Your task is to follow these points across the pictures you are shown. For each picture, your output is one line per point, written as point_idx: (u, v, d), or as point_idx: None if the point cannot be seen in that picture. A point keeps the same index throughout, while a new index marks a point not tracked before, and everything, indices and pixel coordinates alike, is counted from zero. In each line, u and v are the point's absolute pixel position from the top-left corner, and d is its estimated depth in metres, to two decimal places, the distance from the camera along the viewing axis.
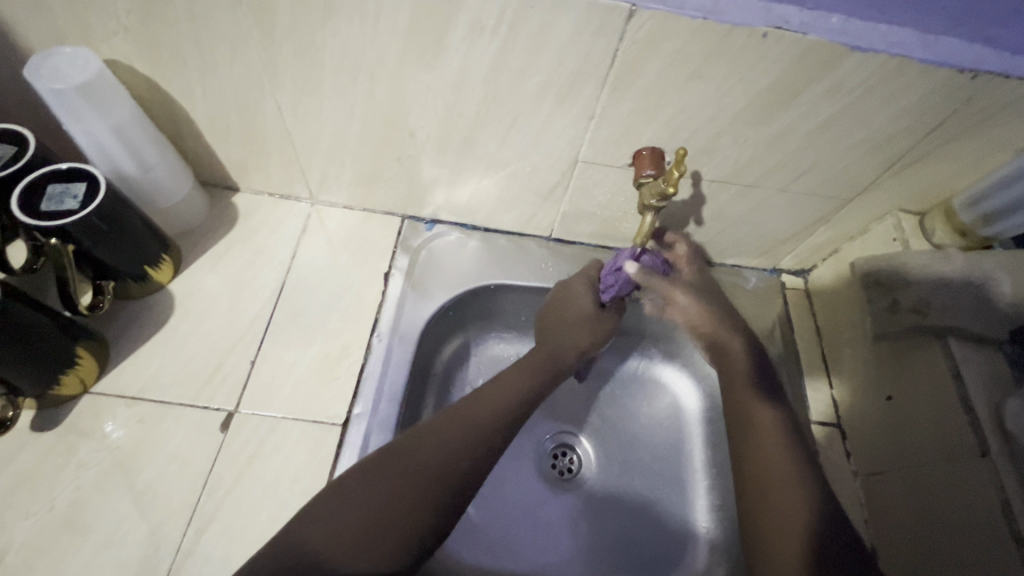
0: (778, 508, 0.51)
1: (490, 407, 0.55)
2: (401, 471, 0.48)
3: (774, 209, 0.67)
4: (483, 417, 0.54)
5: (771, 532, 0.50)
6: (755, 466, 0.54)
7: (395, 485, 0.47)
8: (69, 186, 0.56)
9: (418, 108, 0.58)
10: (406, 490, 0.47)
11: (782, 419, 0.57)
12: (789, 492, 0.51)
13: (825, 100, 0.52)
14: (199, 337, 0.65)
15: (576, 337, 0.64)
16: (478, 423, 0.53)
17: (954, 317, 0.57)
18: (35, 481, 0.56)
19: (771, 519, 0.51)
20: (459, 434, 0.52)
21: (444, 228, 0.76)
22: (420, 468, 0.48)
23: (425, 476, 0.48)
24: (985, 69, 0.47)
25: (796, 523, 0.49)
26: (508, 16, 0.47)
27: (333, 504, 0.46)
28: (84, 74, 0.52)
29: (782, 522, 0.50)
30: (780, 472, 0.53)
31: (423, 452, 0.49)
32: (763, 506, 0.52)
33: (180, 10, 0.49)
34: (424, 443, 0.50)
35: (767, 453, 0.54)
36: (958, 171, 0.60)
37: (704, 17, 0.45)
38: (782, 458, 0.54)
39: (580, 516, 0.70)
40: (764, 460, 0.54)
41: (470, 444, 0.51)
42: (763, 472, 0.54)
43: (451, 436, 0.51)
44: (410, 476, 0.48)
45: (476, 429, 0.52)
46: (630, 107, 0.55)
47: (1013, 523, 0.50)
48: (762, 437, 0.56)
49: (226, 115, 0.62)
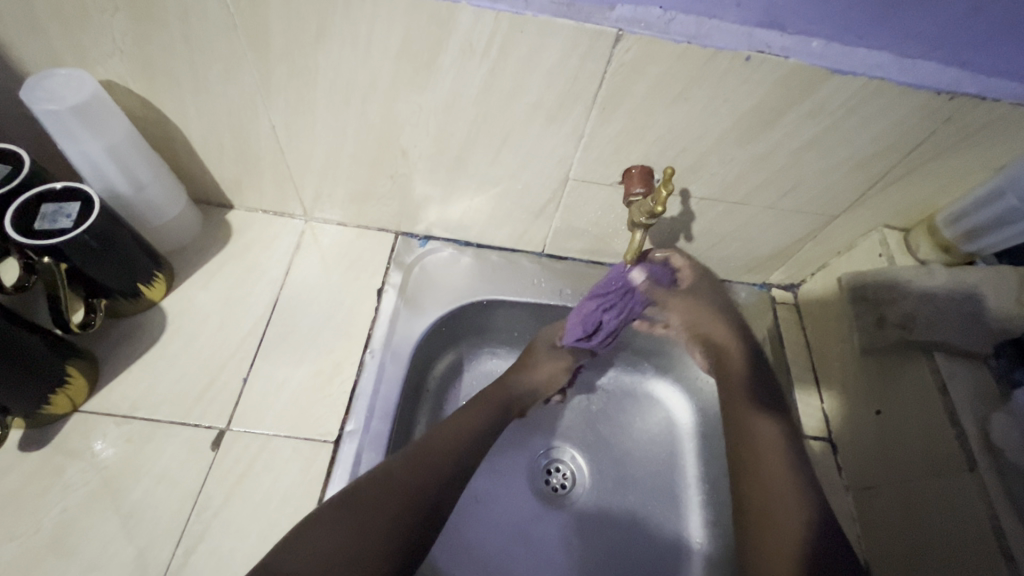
0: (783, 520, 0.55)
1: (453, 440, 0.57)
2: (373, 506, 0.49)
3: (762, 225, 0.69)
4: (439, 441, 0.56)
5: (771, 539, 0.54)
6: (761, 480, 0.58)
7: (361, 521, 0.48)
8: (63, 206, 0.56)
9: (411, 128, 0.59)
10: (370, 523, 0.48)
11: (784, 436, 0.60)
12: (790, 503, 0.55)
13: (808, 120, 0.53)
14: (191, 355, 0.65)
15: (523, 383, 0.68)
16: (439, 442, 0.56)
17: (939, 332, 0.58)
18: (21, 502, 0.56)
19: (769, 532, 0.55)
20: (424, 464, 0.53)
21: (437, 244, 0.76)
22: (383, 490, 0.50)
23: (389, 506, 0.50)
24: (962, 91, 0.48)
25: (791, 522, 0.54)
26: (497, 40, 0.48)
27: (303, 536, 0.47)
28: (79, 96, 0.52)
29: (787, 534, 0.54)
30: (785, 487, 0.56)
31: (382, 483, 0.51)
32: (766, 517, 0.56)
33: (176, 33, 0.50)
34: (392, 470, 0.52)
35: (774, 471, 0.58)
36: (940, 188, 0.61)
37: (689, 41, 0.46)
38: (787, 476, 0.57)
39: (574, 533, 0.69)
40: (765, 465, 0.58)
41: (431, 472, 0.53)
42: (770, 489, 0.57)
43: (419, 458, 0.54)
44: (373, 509, 0.49)
45: (438, 460, 0.54)
46: (617, 127, 0.56)
47: (1002, 538, 0.50)
48: (767, 452, 0.59)
49: (221, 135, 0.62)
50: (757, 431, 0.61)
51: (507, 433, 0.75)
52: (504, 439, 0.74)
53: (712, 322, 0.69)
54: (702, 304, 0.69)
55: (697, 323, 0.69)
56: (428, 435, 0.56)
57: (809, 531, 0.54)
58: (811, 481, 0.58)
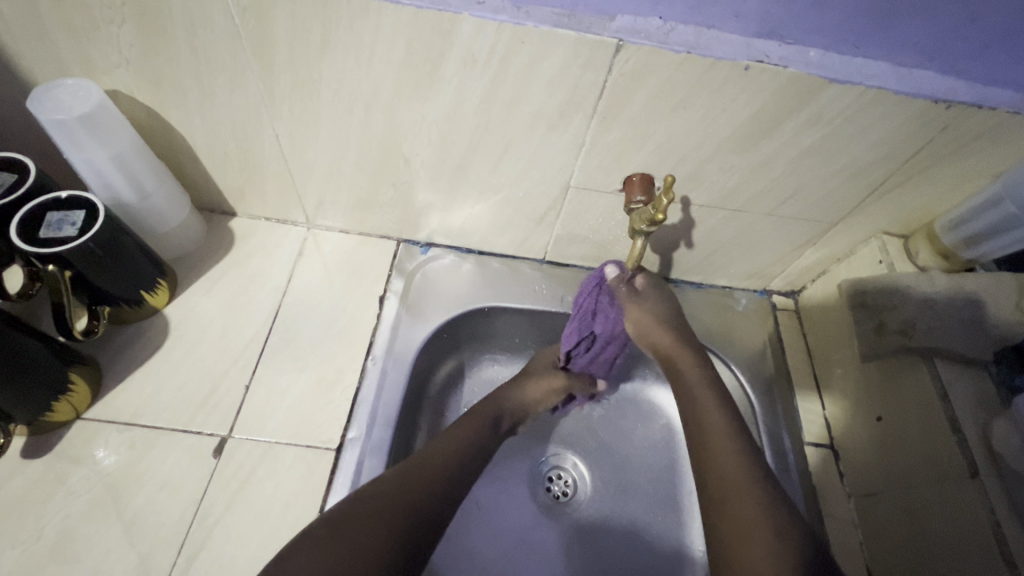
0: (744, 516, 0.49)
1: (454, 456, 0.56)
2: (362, 524, 0.47)
3: (761, 233, 0.69)
4: (442, 453, 0.56)
5: (735, 539, 0.48)
6: (716, 476, 0.53)
7: (355, 537, 0.46)
8: (68, 214, 0.57)
9: (413, 137, 0.59)
10: (361, 542, 0.45)
11: (733, 425, 0.56)
12: (747, 496, 0.50)
13: (807, 129, 0.54)
14: (194, 362, 0.65)
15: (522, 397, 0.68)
16: (442, 448, 0.57)
17: (940, 338, 0.58)
18: (23, 510, 0.56)
19: (731, 528, 0.49)
20: (428, 466, 0.54)
21: (438, 252, 0.77)
22: (384, 494, 0.49)
23: (384, 520, 0.47)
24: (958, 100, 0.49)
25: (761, 531, 0.47)
26: (499, 50, 0.49)
27: (301, 543, 0.45)
28: (86, 106, 0.53)
29: (748, 533, 0.48)
30: (740, 479, 0.52)
31: (379, 495, 0.49)
32: (724, 515, 0.50)
33: (182, 43, 0.51)
34: (388, 489, 0.50)
35: (728, 464, 0.53)
36: (938, 196, 0.61)
37: (688, 51, 0.47)
38: (742, 468, 0.52)
39: (575, 541, 0.69)
40: (727, 469, 0.53)
41: (434, 476, 0.53)
42: (736, 498, 0.50)
43: (426, 464, 0.54)
44: (361, 526, 0.46)
45: (434, 473, 0.53)
46: (617, 136, 0.56)
47: (1004, 545, 0.50)
48: (721, 446, 0.54)
49: (224, 143, 0.63)
50: (709, 424, 0.56)
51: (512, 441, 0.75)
52: (507, 447, 0.74)
53: (669, 339, 0.63)
54: (658, 317, 0.64)
55: (650, 340, 0.63)
56: (426, 450, 0.55)
57: (774, 527, 0.48)
58: (770, 474, 0.52)
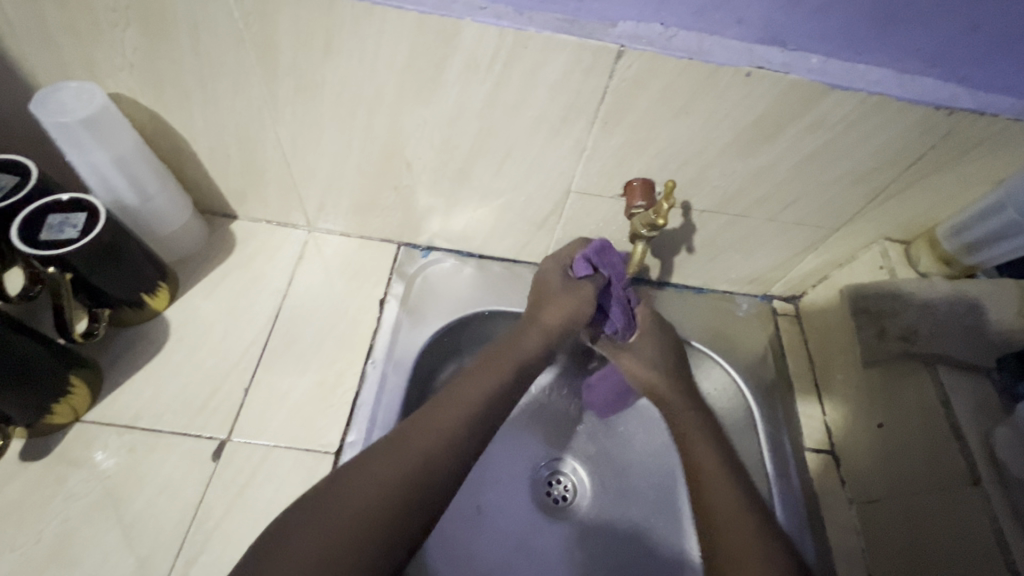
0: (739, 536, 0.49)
1: (454, 423, 0.52)
2: (347, 501, 0.45)
3: (762, 238, 0.69)
4: (448, 420, 0.52)
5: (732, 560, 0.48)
6: (710, 495, 0.53)
7: (340, 524, 0.44)
8: (69, 216, 0.57)
9: (415, 140, 0.59)
10: (339, 529, 0.43)
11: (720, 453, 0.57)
12: (736, 513, 0.51)
13: (809, 134, 0.53)
14: (193, 365, 0.65)
15: (527, 344, 0.61)
16: (447, 415, 0.52)
17: (941, 345, 0.58)
18: (21, 513, 0.55)
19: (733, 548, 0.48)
20: (425, 448, 0.49)
21: (439, 255, 0.77)
22: (376, 481, 0.46)
23: (371, 504, 0.45)
24: (960, 107, 0.49)
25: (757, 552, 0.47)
26: (502, 55, 0.49)
27: (295, 538, 0.43)
28: (88, 108, 0.53)
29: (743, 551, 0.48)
30: (737, 497, 0.52)
31: None
32: (722, 532, 0.50)
33: (185, 46, 0.51)
34: (376, 466, 0.47)
35: (719, 487, 0.53)
36: (941, 202, 0.61)
37: (690, 57, 0.47)
38: (731, 491, 0.52)
39: (575, 546, 0.69)
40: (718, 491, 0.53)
41: (436, 455, 0.49)
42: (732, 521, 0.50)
43: (432, 456, 0.49)
44: (354, 510, 0.44)
45: (422, 445, 0.49)
46: (620, 140, 0.56)
47: (1008, 554, 0.50)
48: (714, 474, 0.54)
49: (226, 146, 0.63)
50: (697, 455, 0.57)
51: (511, 424, 0.76)
52: (507, 449, 0.75)
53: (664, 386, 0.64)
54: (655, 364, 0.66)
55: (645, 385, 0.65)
56: (409, 427, 0.51)
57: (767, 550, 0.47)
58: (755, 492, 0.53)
